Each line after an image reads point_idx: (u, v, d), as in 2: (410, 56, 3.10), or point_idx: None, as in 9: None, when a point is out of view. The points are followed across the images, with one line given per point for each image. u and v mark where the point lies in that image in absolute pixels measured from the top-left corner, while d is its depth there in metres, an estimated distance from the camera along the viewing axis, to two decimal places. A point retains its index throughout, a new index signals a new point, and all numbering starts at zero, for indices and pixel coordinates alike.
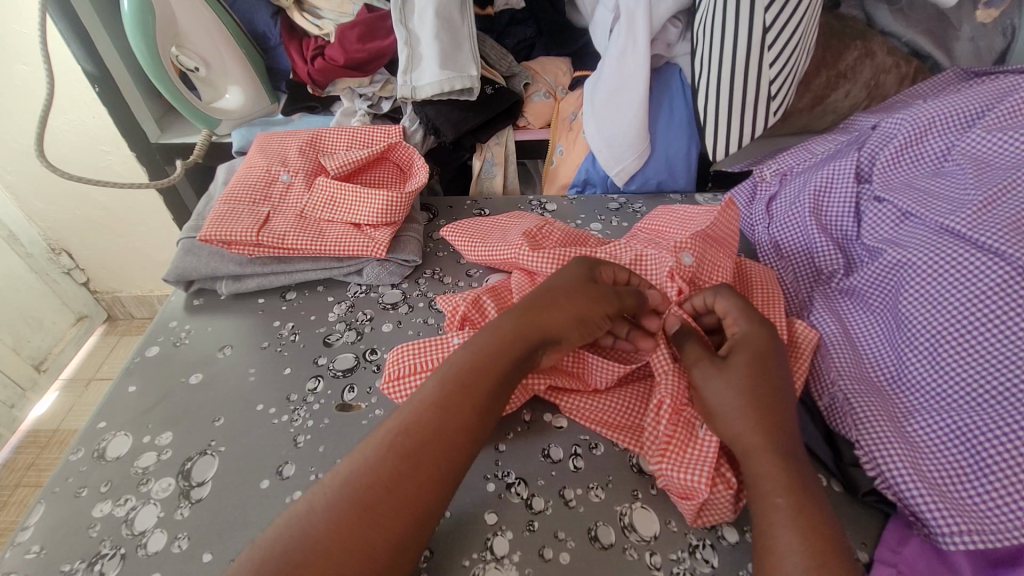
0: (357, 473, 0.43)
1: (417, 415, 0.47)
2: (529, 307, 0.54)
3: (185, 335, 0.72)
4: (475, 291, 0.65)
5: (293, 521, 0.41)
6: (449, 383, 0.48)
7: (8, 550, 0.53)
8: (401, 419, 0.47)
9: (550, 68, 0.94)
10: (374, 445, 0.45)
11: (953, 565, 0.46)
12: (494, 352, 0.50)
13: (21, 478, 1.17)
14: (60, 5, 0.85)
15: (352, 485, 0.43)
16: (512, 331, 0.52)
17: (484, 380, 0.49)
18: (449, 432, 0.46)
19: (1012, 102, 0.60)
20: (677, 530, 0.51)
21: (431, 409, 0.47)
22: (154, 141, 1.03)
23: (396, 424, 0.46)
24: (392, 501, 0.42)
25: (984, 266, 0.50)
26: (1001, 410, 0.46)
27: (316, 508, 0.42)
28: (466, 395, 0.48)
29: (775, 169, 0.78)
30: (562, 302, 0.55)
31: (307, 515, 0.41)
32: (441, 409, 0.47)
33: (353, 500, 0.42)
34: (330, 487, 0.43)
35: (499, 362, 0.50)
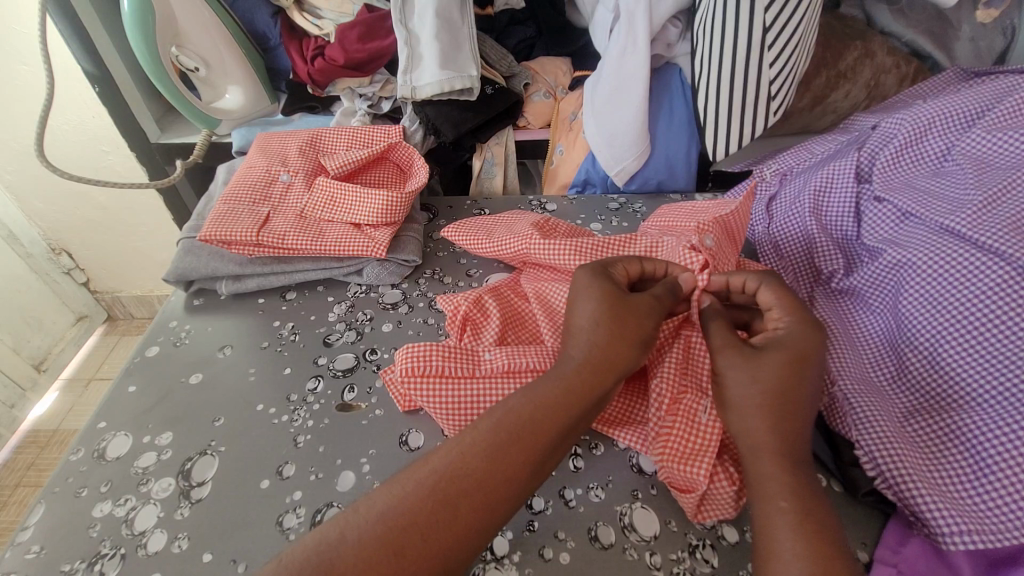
0: (392, 510, 0.41)
1: (463, 460, 0.44)
2: (592, 352, 0.49)
3: (185, 335, 0.72)
4: (477, 290, 0.65)
5: (321, 547, 0.40)
6: (500, 431, 0.46)
7: (8, 550, 0.53)
8: (446, 459, 0.44)
9: (550, 69, 0.94)
10: (414, 482, 0.43)
11: (952, 565, 0.46)
12: (554, 412, 0.47)
13: (21, 478, 1.17)
14: (60, 5, 0.85)
15: (385, 522, 0.41)
16: (576, 383, 0.48)
17: (538, 438, 0.46)
18: (495, 482, 0.43)
19: (1012, 102, 0.60)
20: (677, 530, 0.51)
21: (478, 455, 0.44)
22: (154, 141, 1.03)
23: (435, 468, 0.44)
24: (426, 551, 0.40)
25: (985, 266, 0.50)
26: (1001, 410, 0.46)
27: (348, 537, 0.40)
28: (514, 441, 0.45)
29: (774, 169, 0.78)
30: (622, 339, 0.50)
31: (335, 544, 0.40)
32: (489, 457, 0.44)
33: (386, 539, 0.40)
34: (361, 517, 0.41)
35: (552, 411, 0.47)
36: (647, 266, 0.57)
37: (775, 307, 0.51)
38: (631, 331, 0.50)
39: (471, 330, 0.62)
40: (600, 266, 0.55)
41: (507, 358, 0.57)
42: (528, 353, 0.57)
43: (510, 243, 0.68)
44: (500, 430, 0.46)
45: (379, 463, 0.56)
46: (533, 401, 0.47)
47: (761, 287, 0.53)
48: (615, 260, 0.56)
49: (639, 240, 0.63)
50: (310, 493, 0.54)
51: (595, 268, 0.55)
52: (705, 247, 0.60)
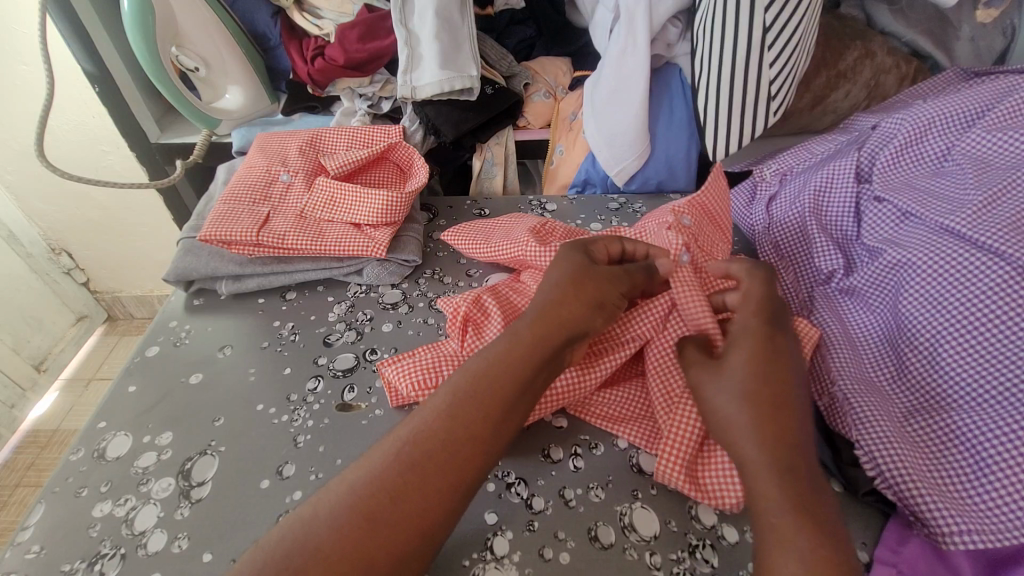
0: (362, 481, 0.42)
1: (427, 424, 0.44)
2: (546, 306, 0.51)
3: (185, 335, 0.72)
4: (474, 290, 0.64)
5: (296, 525, 0.40)
6: (462, 397, 0.46)
7: (8, 550, 0.53)
8: (411, 427, 0.45)
9: (550, 68, 0.94)
10: (381, 454, 0.44)
11: (952, 564, 0.46)
12: (513, 362, 0.47)
13: (21, 478, 1.18)
14: (60, 5, 0.85)
15: (356, 492, 0.41)
16: (532, 334, 0.49)
17: (502, 391, 0.46)
18: (457, 437, 0.44)
19: (1012, 102, 0.60)
20: (677, 530, 0.51)
21: (439, 416, 0.45)
22: (154, 141, 1.03)
23: (405, 434, 0.45)
24: (397, 515, 0.40)
25: (984, 266, 0.50)
26: (1001, 410, 0.46)
27: (319, 513, 0.41)
28: (475, 399, 0.46)
29: (774, 169, 0.78)
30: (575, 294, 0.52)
31: (310, 517, 0.41)
32: (449, 418, 0.45)
33: (355, 509, 0.40)
34: (333, 492, 0.42)
35: (512, 365, 0.47)
36: (630, 246, 0.60)
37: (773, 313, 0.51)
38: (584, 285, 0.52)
39: (472, 330, 0.61)
40: (584, 245, 0.58)
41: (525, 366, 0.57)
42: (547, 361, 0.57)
43: (508, 247, 0.68)
44: (458, 395, 0.46)
45: None
46: (498, 358, 0.48)
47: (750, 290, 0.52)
48: (596, 238, 0.59)
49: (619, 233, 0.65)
50: (309, 492, 0.54)
51: (578, 247, 0.57)
52: (684, 227, 0.62)
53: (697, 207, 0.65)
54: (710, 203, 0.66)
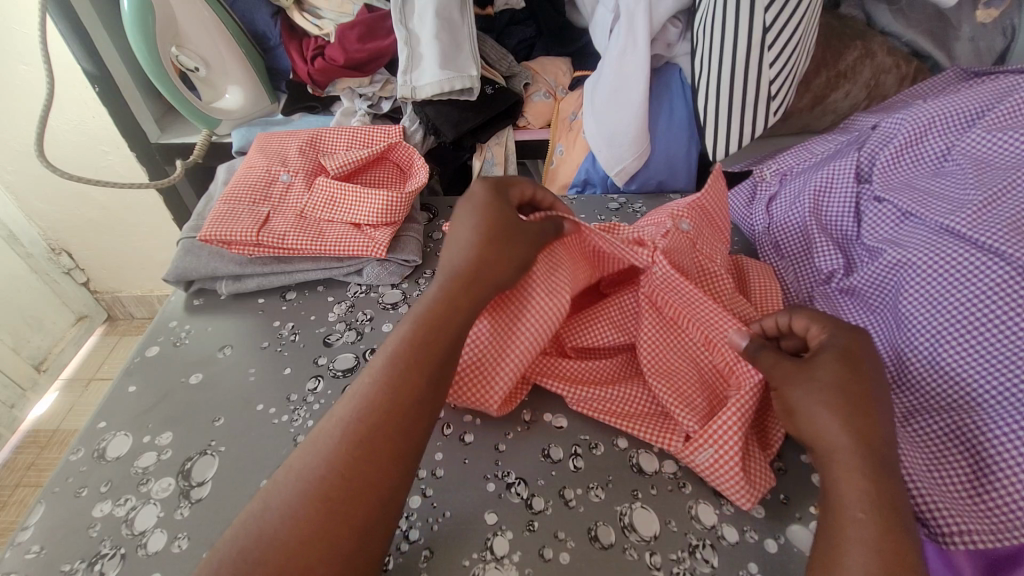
0: (313, 466, 0.41)
1: (368, 402, 0.44)
2: (464, 269, 0.53)
3: (185, 335, 0.72)
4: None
5: (248, 521, 0.39)
6: (398, 363, 0.46)
7: (8, 550, 0.53)
8: (350, 406, 0.44)
9: (550, 69, 0.94)
10: (324, 435, 0.43)
11: (953, 564, 0.46)
12: (441, 322, 0.49)
13: (21, 478, 1.18)
14: (60, 5, 0.85)
15: (306, 481, 0.40)
16: (461, 298, 0.51)
17: (430, 356, 0.47)
18: (404, 404, 0.44)
19: (1012, 102, 0.60)
20: (677, 530, 0.51)
21: (380, 387, 0.44)
22: (154, 141, 1.03)
23: (345, 414, 0.43)
24: (354, 498, 0.40)
25: (985, 266, 0.50)
26: (1001, 410, 0.46)
27: (270, 508, 0.39)
28: (411, 359, 0.46)
29: (775, 169, 0.78)
30: (496, 253, 0.54)
31: (262, 514, 0.39)
32: (389, 386, 0.44)
33: (311, 496, 0.39)
34: (286, 484, 0.40)
35: (444, 322, 0.49)
36: (540, 192, 0.61)
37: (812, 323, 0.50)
38: (502, 246, 0.54)
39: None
40: (495, 183, 0.59)
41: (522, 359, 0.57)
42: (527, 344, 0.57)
43: None
44: (394, 360, 0.46)
45: None
46: (421, 323, 0.48)
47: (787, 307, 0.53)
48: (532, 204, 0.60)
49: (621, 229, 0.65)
50: None
51: (493, 186, 0.59)
52: (682, 231, 0.62)
53: (698, 208, 0.65)
54: (710, 205, 0.66)
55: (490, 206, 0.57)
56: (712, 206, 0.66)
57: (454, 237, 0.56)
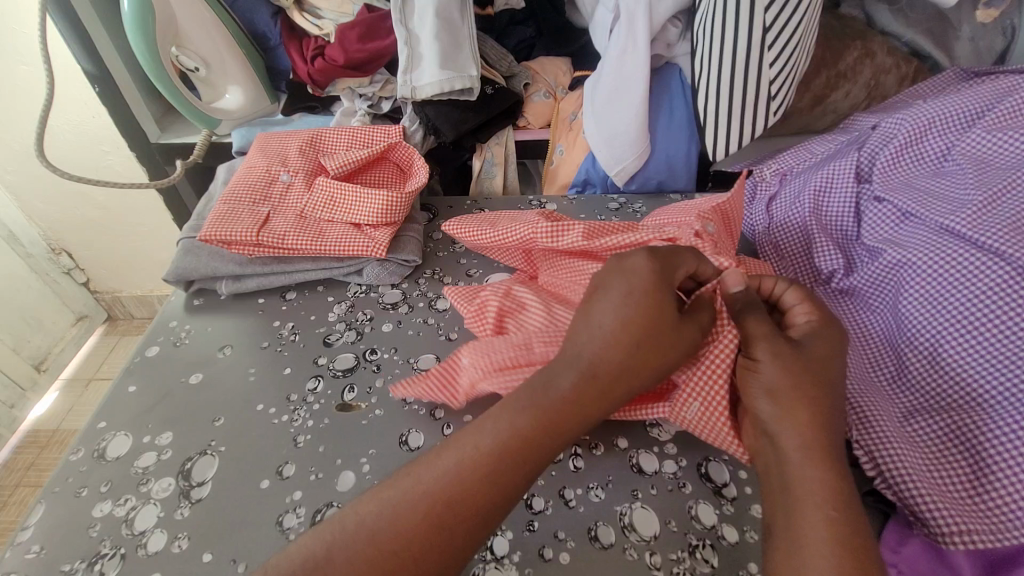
0: (384, 530, 0.40)
1: (457, 480, 0.42)
2: (594, 358, 0.45)
3: (185, 335, 0.72)
4: (502, 283, 0.64)
5: (308, 564, 0.39)
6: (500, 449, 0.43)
7: (8, 550, 0.53)
8: (438, 479, 0.42)
9: (550, 69, 0.94)
10: (404, 500, 0.42)
11: (952, 564, 0.46)
12: (556, 425, 0.44)
13: (21, 478, 1.18)
14: (60, 5, 0.85)
15: (375, 547, 0.40)
16: (585, 402, 0.44)
17: (537, 447, 0.43)
18: (488, 496, 0.41)
19: (1012, 102, 0.60)
20: (676, 530, 0.51)
21: (471, 473, 0.42)
22: (154, 141, 1.03)
23: (429, 487, 0.42)
24: (418, 575, 0.39)
25: (985, 266, 0.50)
26: (1000, 410, 0.46)
27: (335, 560, 0.39)
28: (509, 462, 0.42)
29: (774, 169, 0.78)
30: (640, 345, 0.45)
31: (324, 565, 0.39)
32: (481, 475, 0.42)
33: (374, 564, 0.39)
34: (351, 538, 0.40)
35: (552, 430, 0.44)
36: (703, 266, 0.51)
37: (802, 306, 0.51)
38: (652, 336, 0.45)
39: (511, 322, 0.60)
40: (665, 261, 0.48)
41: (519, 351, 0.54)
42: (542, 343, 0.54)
43: (519, 230, 0.66)
44: (498, 448, 0.43)
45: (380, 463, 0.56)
46: (533, 414, 0.44)
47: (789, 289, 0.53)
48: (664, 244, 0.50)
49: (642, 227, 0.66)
50: (309, 493, 0.54)
51: (653, 250, 0.49)
52: (709, 234, 0.61)
53: (719, 213, 0.66)
54: (730, 210, 0.67)
55: (650, 293, 0.46)
56: (733, 214, 0.67)
57: (589, 319, 0.46)
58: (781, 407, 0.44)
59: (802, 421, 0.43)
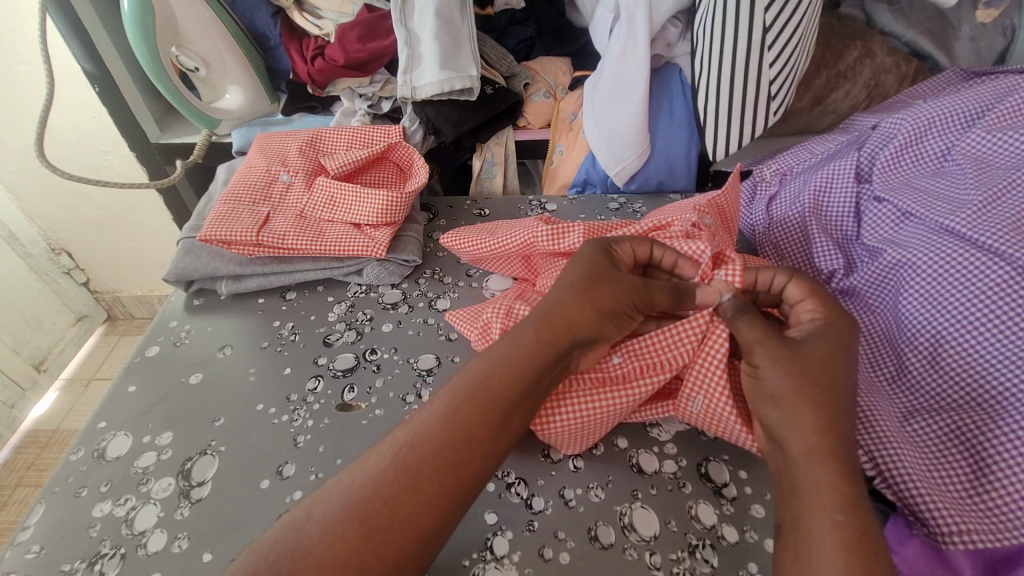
0: (359, 485, 0.41)
1: (426, 434, 0.44)
2: (559, 314, 0.49)
3: (185, 335, 0.72)
4: (504, 300, 0.61)
5: (288, 529, 0.40)
6: (466, 398, 0.45)
7: (8, 550, 0.53)
8: (408, 433, 0.44)
9: (550, 69, 0.94)
10: (379, 457, 0.43)
11: (952, 564, 0.46)
12: (518, 372, 0.46)
13: (21, 478, 1.18)
14: (60, 5, 0.85)
15: (350, 499, 0.41)
16: (544, 346, 0.48)
17: (503, 394, 0.45)
18: (460, 444, 0.43)
19: (1012, 102, 0.60)
20: (677, 530, 0.51)
21: (439, 425, 0.44)
22: (154, 141, 1.03)
23: (405, 442, 0.44)
24: (392, 527, 0.40)
25: (985, 266, 0.50)
26: (1000, 410, 0.46)
27: (313, 518, 0.40)
28: (476, 410, 0.45)
29: (774, 169, 0.78)
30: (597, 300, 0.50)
31: (305, 522, 0.40)
32: (449, 425, 0.44)
33: (351, 518, 0.40)
34: (329, 495, 0.42)
35: (517, 372, 0.46)
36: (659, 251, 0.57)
37: (807, 302, 0.50)
38: (604, 292, 0.50)
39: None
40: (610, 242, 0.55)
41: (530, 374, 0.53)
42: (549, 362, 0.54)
43: (519, 234, 0.66)
44: (461, 400, 0.45)
45: None
46: (497, 361, 0.47)
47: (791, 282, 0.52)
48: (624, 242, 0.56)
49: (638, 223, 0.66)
50: (309, 492, 0.54)
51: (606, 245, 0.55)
52: (707, 227, 0.62)
53: (715, 208, 0.66)
54: (726, 205, 0.67)
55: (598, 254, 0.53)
56: (729, 208, 0.67)
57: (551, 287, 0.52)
58: (785, 410, 0.44)
59: (806, 425, 0.43)
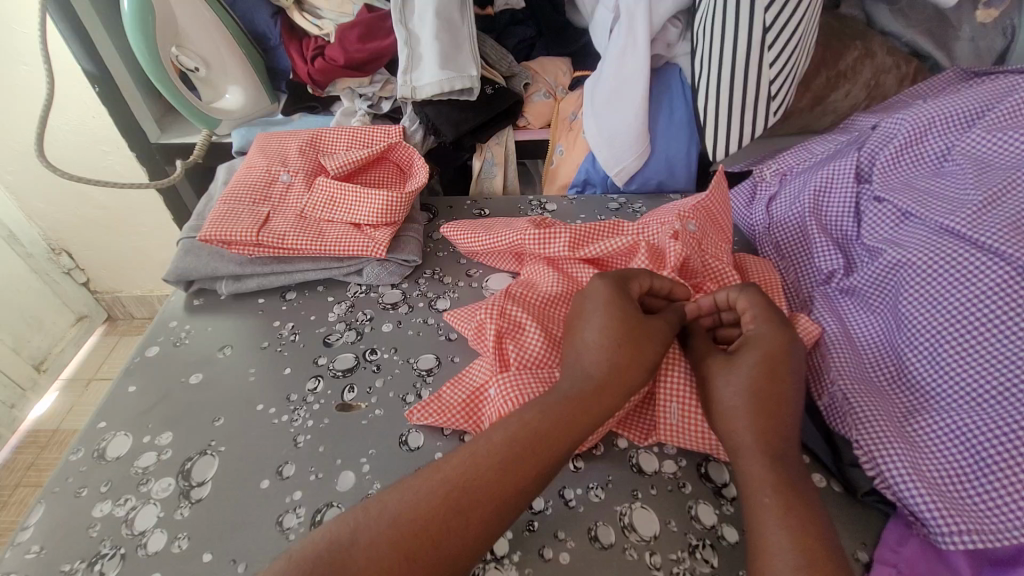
0: (404, 513, 0.42)
1: (474, 468, 0.44)
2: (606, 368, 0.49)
3: (185, 335, 0.72)
4: (496, 299, 0.60)
5: (332, 546, 0.41)
6: (515, 443, 0.46)
7: (8, 550, 0.53)
8: (458, 468, 0.45)
9: (550, 68, 0.94)
10: (425, 488, 0.44)
11: (953, 565, 0.45)
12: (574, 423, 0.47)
13: (21, 478, 1.18)
14: (60, 5, 0.85)
15: (396, 526, 0.41)
16: (591, 404, 0.48)
17: (553, 447, 0.46)
18: (506, 488, 0.44)
19: (1012, 102, 0.60)
20: (677, 530, 0.51)
21: (491, 465, 0.44)
22: (154, 141, 1.03)
23: (449, 475, 0.44)
24: (436, 556, 0.41)
25: (984, 266, 0.50)
26: (1001, 410, 0.46)
27: (361, 539, 0.41)
28: (530, 451, 0.45)
29: (774, 169, 0.78)
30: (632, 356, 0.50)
31: (349, 548, 0.40)
32: (503, 469, 0.44)
33: (397, 544, 0.40)
34: (372, 520, 0.42)
35: (567, 422, 0.47)
36: (657, 282, 0.57)
37: (749, 311, 0.53)
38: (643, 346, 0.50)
39: (510, 345, 0.57)
40: (617, 283, 0.55)
41: (512, 388, 0.54)
42: (525, 379, 0.54)
43: (510, 235, 0.69)
44: (512, 439, 0.46)
45: (379, 463, 0.56)
46: (545, 410, 0.47)
47: (741, 297, 0.54)
48: (636, 276, 0.57)
49: (625, 226, 0.68)
50: (310, 493, 0.54)
51: (611, 278, 0.55)
52: (689, 233, 0.63)
53: (702, 210, 0.66)
54: (713, 207, 0.67)
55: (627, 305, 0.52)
56: (716, 211, 0.68)
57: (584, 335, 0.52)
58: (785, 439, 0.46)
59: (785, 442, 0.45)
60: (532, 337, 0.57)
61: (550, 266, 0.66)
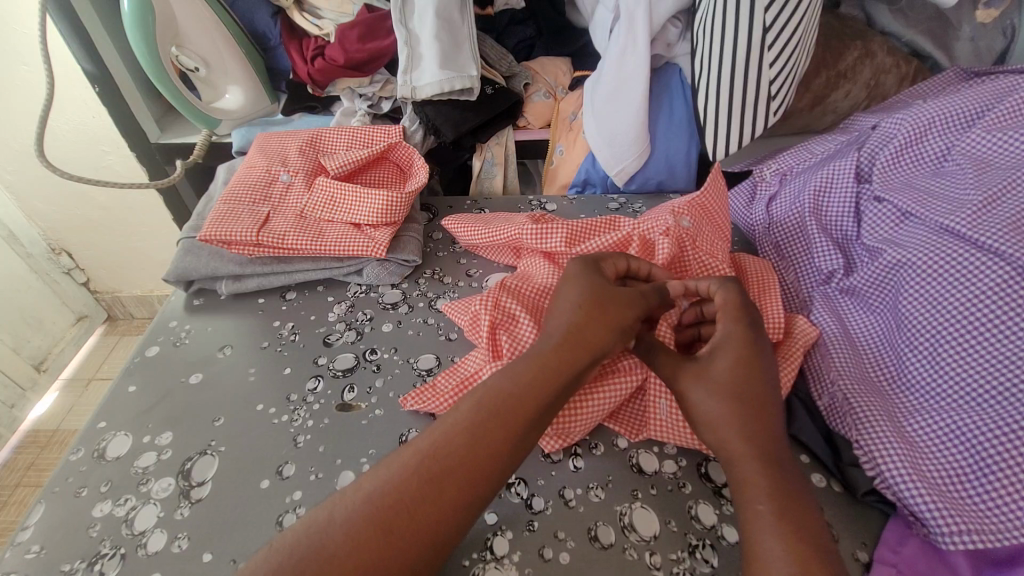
0: (378, 490, 0.42)
1: (447, 439, 0.44)
2: (568, 331, 0.50)
3: (185, 335, 0.72)
4: (492, 291, 0.60)
5: (310, 530, 0.41)
6: (484, 409, 0.46)
7: (8, 550, 0.53)
8: (428, 440, 0.45)
9: (550, 69, 0.94)
10: (399, 464, 0.44)
11: (952, 565, 0.45)
12: (545, 380, 0.47)
13: (21, 478, 1.17)
14: (60, 5, 0.85)
15: (371, 502, 0.42)
16: (556, 361, 0.48)
17: (522, 410, 0.46)
18: (479, 456, 0.44)
19: (1012, 102, 0.60)
20: (677, 530, 0.51)
21: (462, 433, 0.45)
22: (154, 141, 1.03)
23: (422, 446, 0.44)
24: (413, 530, 0.41)
25: (984, 266, 0.50)
26: (1001, 410, 0.46)
27: (336, 518, 0.41)
28: (499, 412, 0.46)
29: (774, 169, 0.78)
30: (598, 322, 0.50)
31: (326, 526, 0.41)
32: (472, 436, 0.44)
33: (372, 520, 0.41)
34: (349, 500, 0.42)
35: (535, 381, 0.47)
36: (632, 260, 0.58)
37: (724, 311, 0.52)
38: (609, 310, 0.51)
39: (503, 336, 0.57)
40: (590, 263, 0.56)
41: None
42: None
43: (507, 229, 0.69)
44: (481, 405, 0.46)
45: (379, 463, 0.56)
46: (512, 374, 0.48)
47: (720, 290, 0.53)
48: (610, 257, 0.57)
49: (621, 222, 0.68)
50: (309, 493, 0.54)
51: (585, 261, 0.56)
52: (681, 229, 0.63)
53: (697, 207, 0.66)
54: (709, 203, 0.68)
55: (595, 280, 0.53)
56: (712, 208, 0.68)
57: (555, 306, 0.53)
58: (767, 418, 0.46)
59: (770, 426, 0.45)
60: (526, 330, 0.57)
61: (547, 261, 0.66)
